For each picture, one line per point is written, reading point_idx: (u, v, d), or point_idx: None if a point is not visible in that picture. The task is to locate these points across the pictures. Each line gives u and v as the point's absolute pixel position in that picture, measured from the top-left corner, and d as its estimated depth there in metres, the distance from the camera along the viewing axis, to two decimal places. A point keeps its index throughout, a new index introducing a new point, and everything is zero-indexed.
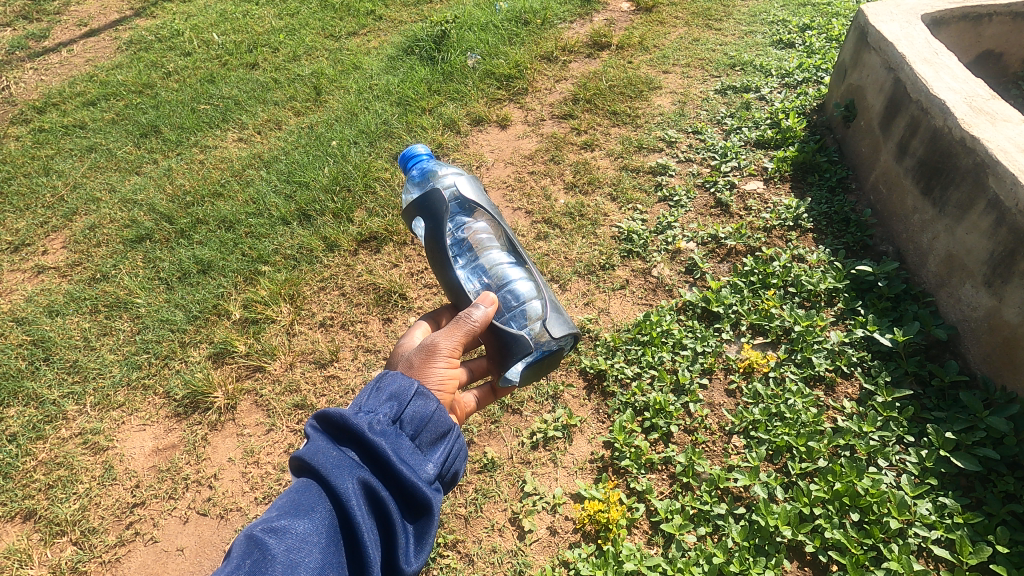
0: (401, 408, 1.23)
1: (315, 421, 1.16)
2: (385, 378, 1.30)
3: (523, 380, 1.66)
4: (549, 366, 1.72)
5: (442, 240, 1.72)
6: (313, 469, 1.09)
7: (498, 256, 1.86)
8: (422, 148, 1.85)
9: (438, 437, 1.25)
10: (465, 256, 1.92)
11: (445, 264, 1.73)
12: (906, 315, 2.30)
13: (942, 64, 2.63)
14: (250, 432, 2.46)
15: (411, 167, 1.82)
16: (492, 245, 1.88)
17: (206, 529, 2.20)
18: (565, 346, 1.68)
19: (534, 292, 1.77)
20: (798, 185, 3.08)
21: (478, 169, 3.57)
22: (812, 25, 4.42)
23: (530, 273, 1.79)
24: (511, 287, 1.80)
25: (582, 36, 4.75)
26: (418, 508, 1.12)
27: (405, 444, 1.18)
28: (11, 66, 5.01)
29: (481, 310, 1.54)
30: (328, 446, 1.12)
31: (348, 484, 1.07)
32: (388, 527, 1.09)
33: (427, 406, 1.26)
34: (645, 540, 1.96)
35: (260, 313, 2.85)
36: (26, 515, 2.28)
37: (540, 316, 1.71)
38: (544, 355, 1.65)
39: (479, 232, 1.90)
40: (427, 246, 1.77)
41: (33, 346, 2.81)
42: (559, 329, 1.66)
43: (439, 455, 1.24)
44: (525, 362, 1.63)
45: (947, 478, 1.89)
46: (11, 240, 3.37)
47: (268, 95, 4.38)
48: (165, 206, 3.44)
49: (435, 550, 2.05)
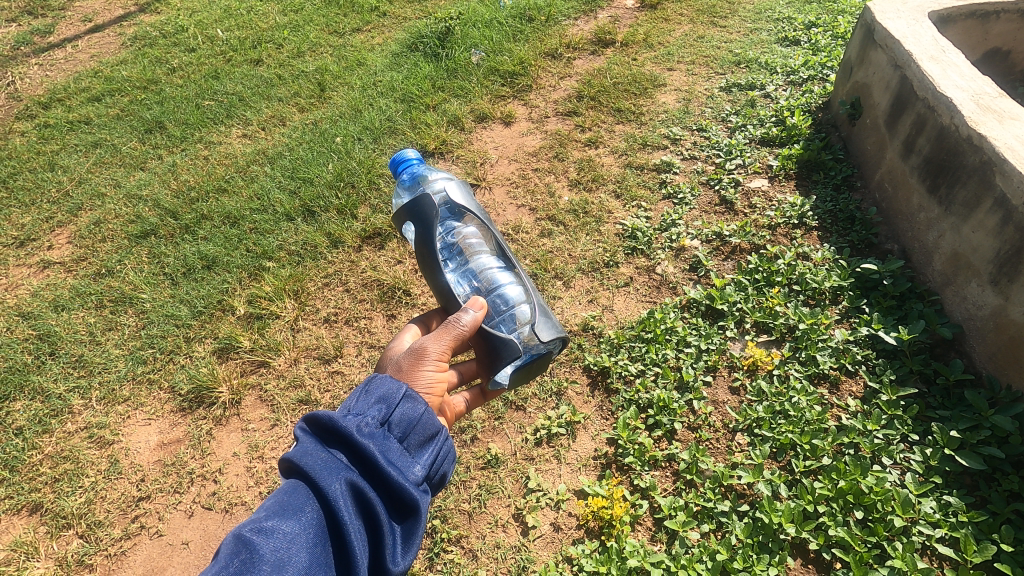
0: (389, 411, 1.24)
1: (304, 423, 1.16)
2: (374, 381, 1.30)
3: (512, 383, 1.66)
4: (538, 369, 1.73)
5: (432, 244, 1.70)
6: (302, 471, 1.09)
7: (487, 261, 1.87)
8: (412, 153, 1.84)
9: (425, 439, 1.26)
10: (455, 261, 1.92)
11: (435, 268, 1.71)
12: (911, 314, 2.30)
13: (949, 62, 2.62)
14: (255, 427, 2.47)
15: (401, 171, 1.81)
16: (482, 250, 1.90)
17: (211, 523, 2.21)
18: (554, 349, 1.69)
19: (523, 296, 1.78)
20: (803, 182, 3.07)
21: (482, 166, 3.57)
22: (818, 22, 4.40)
23: (519, 277, 1.80)
24: (500, 291, 1.80)
25: (586, 32, 4.74)
26: (405, 509, 1.12)
27: (393, 446, 1.19)
28: (17, 61, 5.02)
29: (470, 314, 1.53)
30: (317, 447, 1.12)
31: (336, 485, 1.06)
32: (376, 528, 1.09)
33: (416, 408, 1.27)
34: (649, 537, 1.97)
35: (264, 309, 2.85)
36: (32, 508, 2.29)
37: (529, 320, 1.71)
38: (533, 359, 1.67)
39: (468, 237, 1.91)
40: (417, 250, 1.75)
41: (39, 340, 2.82)
42: (548, 333, 1.67)
43: (426, 457, 1.24)
44: (514, 366, 1.63)
45: (951, 477, 1.89)
46: (17, 235, 3.39)
47: (272, 91, 4.38)
48: (170, 201, 3.45)
49: (439, 546, 2.06)
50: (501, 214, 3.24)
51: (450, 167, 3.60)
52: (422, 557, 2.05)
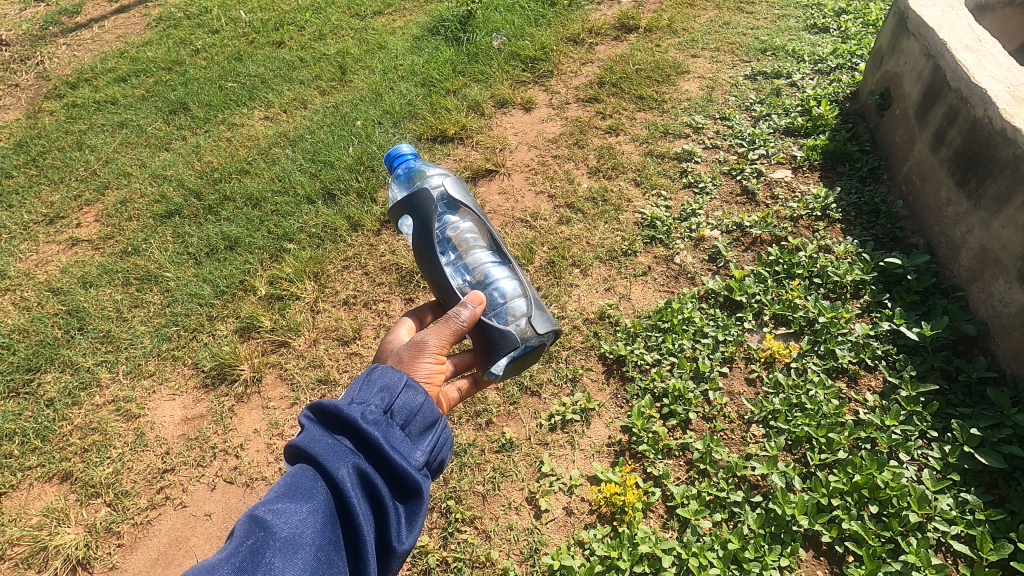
0: (391, 399, 1.23)
1: (308, 411, 1.15)
2: (376, 371, 1.29)
3: (506, 374, 1.67)
4: (531, 361, 1.73)
5: (430, 238, 1.68)
6: (309, 457, 1.09)
7: (482, 256, 1.84)
8: (407, 147, 1.79)
9: (426, 426, 1.25)
10: (449, 255, 1.87)
11: (433, 262, 1.70)
12: (935, 309, 2.27)
13: (985, 52, 2.53)
14: (275, 405, 2.53)
15: (396, 165, 1.76)
16: (477, 244, 1.86)
17: (233, 496, 2.28)
18: (547, 342, 1.70)
19: (519, 290, 1.77)
20: (827, 174, 3.02)
21: (502, 152, 3.56)
22: (848, 9, 4.30)
23: (514, 272, 1.79)
24: (495, 285, 1.77)
25: (609, 18, 4.67)
26: (409, 491, 1.13)
27: (396, 433, 1.18)
28: (45, 41, 5.09)
29: (469, 309, 1.51)
30: (322, 434, 1.12)
31: (344, 470, 1.07)
32: (381, 510, 1.10)
33: (416, 398, 1.26)
34: (660, 524, 1.99)
35: (285, 290, 2.90)
36: (63, 476, 2.38)
37: (525, 313, 1.71)
38: (529, 351, 1.66)
39: (463, 232, 1.87)
40: (414, 244, 1.73)
41: (68, 315, 2.90)
42: (543, 326, 1.69)
43: (427, 443, 1.23)
44: (509, 357, 1.64)
45: (970, 474, 1.87)
46: (46, 212, 3.46)
47: (294, 73, 4.40)
48: (194, 182, 3.50)
49: (454, 526, 2.10)
50: (520, 200, 3.24)
51: (470, 153, 3.60)
52: (436, 536, 2.09)
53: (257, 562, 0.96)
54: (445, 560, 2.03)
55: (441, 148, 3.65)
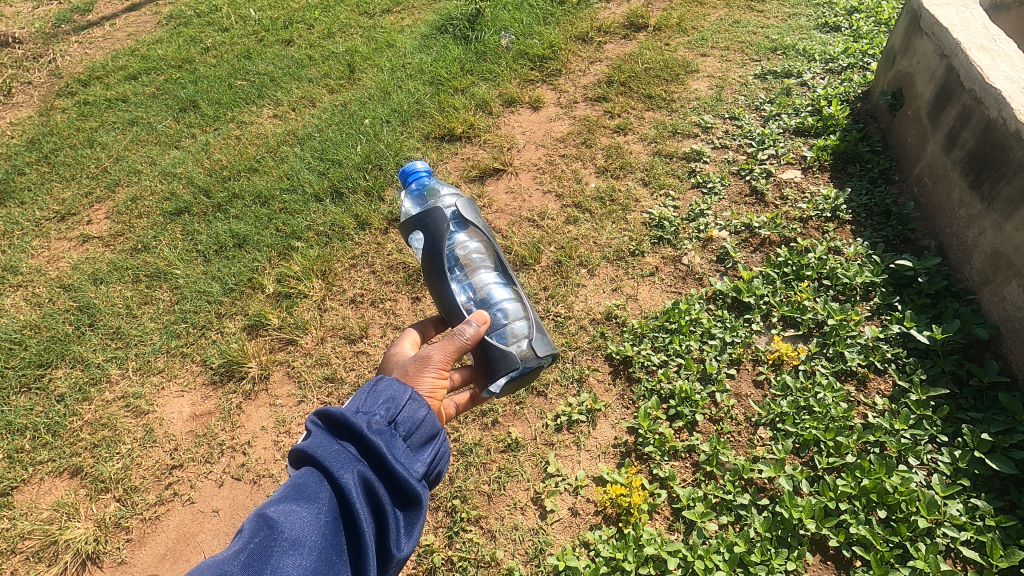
0: (395, 411, 1.22)
1: (315, 416, 1.16)
2: (381, 382, 1.28)
3: (503, 392, 1.66)
4: (528, 382, 1.71)
5: (441, 256, 1.68)
6: (315, 460, 1.09)
7: (487, 276, 1.83)
8: (422, 163, 1.77)
9: (427, 438, 1.25)
10: (455, 273, 1.84)
11: (440, 279, 1.69)
12: (946, 313, 2.24)
13: (1000, 51, 2.49)
14: (282, 403, 2.54)
15: (410, 182, 1.75)
16: (483, 265, 1.85)
17: (240, 493, 2.29)
18: (544, 364, 1.69)
19: (521, 312, 1.76)
20: (837, 175, 2.99)
21: (510, 151, 3.56)
22: (861, 8, 4.25)
23: (517, 293, 1.79)
24: (499, 306, 1.77)
25: (618, 16, 4.65)
26: (408, 500, 1.13)
27: (399, 444, 1.18)
28: (57, 39, 5.13)
29: (473, 327, 1.51)
30: (329, 439, 1.12)
31: (349, 476, 1.07)
32: (382, 517, 1.10)
33: (419, 411, 1.26)
34: (666, 526, 1.98)
35: (293, 288, 2.91)
36: (73, 471, 2.40)
37: (527, 335, 1.71)
38: (527, 372, 1.65)
39: (471, 252, 1.85)
40: (424, 261, 1.72)
41: (79, 312, 2.93)
42: (542, 349, 1.69)
43: (427, 455, 1.24)
44: (508, 377, 1.62)
45: (980, 480, 1.85)
46: (58, 209, 3.50)
47: (302, 71, 4.42)
48: (203, 179, 3.53)
49: (459, 525, 2.10)
50: (527, 199, 3.24)
51: (478, 152, 3.60)
52: (441, 535, 2.10)
53: (264, 561, 0.96)
54: (450, 559, 2.03)
55: (449, 146, 3.65)
